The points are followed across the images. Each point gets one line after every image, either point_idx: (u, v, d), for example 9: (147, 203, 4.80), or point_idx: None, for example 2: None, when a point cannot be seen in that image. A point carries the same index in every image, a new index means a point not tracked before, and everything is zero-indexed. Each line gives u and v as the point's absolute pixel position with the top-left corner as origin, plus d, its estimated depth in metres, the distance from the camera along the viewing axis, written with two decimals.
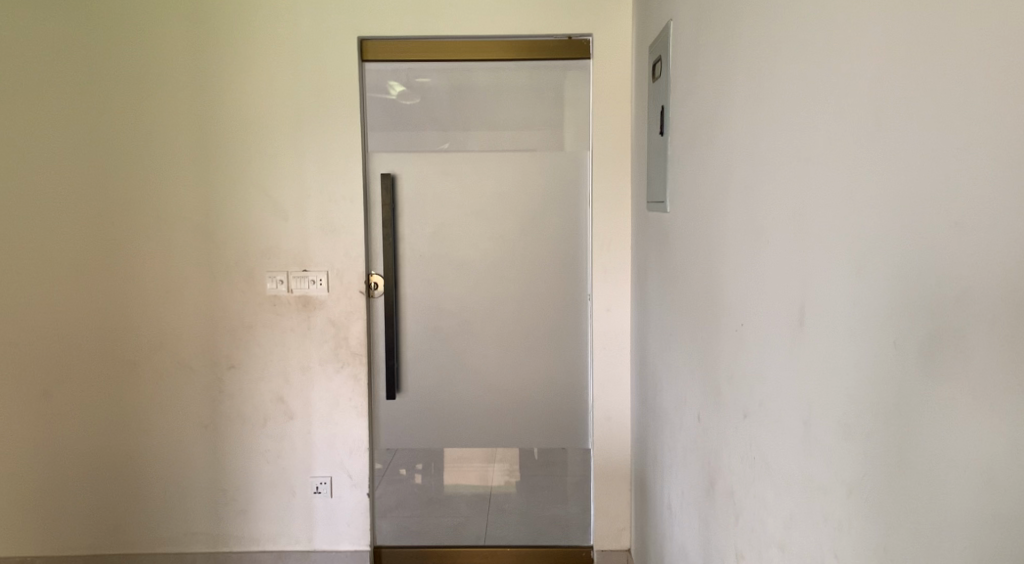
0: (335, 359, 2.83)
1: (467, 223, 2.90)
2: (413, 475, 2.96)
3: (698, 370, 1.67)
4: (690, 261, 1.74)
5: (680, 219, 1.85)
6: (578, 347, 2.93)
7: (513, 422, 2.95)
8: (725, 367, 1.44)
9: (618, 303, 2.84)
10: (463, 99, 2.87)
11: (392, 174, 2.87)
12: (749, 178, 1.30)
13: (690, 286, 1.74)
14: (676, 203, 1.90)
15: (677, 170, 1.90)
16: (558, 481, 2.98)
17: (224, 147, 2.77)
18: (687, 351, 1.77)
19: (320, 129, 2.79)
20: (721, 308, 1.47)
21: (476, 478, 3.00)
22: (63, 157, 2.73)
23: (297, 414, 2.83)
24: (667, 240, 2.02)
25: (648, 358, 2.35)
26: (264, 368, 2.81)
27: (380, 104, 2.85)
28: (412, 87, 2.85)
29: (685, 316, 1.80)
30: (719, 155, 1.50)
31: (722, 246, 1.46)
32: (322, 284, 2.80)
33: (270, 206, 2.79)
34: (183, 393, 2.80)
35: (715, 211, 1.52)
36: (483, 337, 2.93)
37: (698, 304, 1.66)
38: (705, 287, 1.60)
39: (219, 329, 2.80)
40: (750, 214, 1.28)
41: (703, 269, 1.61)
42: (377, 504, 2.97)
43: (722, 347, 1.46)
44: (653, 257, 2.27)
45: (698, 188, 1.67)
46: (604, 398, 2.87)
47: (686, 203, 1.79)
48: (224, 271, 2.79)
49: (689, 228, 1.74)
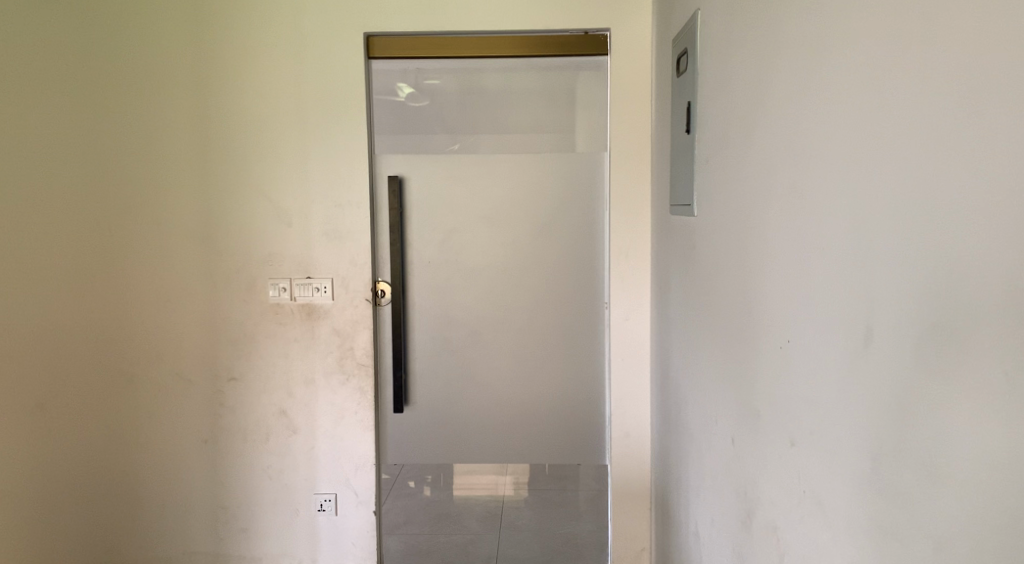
0: (340, 369, 2.70)
1: (478, 228, 2.77)
2: (423, 487, 2.86)
3: (731, 390, 1.52)
4: (721, 269, 1.60)
5: (709, 224, 1.71)
6: (594, 358, 2.79)
7: (527, 437, 2.82)
8: (764, 389, 1.30)
9: (637, 312, 2.70)
10: (475, 100, 2.74)
11: (400, 177, 2.75)
12: (796, 177, 1.15)
13: (721, 296, 1.60)
14: (704, 206, 1.76)
15: (705, 171, 1.76)
16: (573, 498, 2.85)
17: (225, 150, 2.67)
18: (718, 367, 1.62)
19: (325, 131, 2.67)
20: (761, 322, 1.32)
21: (486, 484, 2.90)
22: (59, 152, 2.56)
23: (301, 428, 2.70)
24: (694, 245, 1.88)
25: (671, 371, 2.21)
26: (265, 380, 2.69)
27: (387, 104, 2.73)
28: (420, 87, 2.73)
29: (715, 329, 1.65)
30: (757, 153, 1.36)
31: (761, 253, 1.32)
32: (326, 292, 2.68)
33: (273, 210, 2.67)
34: (182, 406, 2.69)
35: (752, 215, 1.38)
36: (494, 347, 2.79)
37: (731, 317, 1.52)
38: (739, 298, 1.46)
39: (220, 339, 2.68)
40: (796, 217, 1.14)
41: (737, 278, 1.47)
42: (384, 520, 2.84)
43: (761, 366, 1.32)
44: (676, 264, 2.13)
45: (731, 190, 1.53)
46: (622, 413, 2.72)
47: (716, 207, 1.65)
48: (225, 278, 2.68)
49: (720, 233, 1.60)
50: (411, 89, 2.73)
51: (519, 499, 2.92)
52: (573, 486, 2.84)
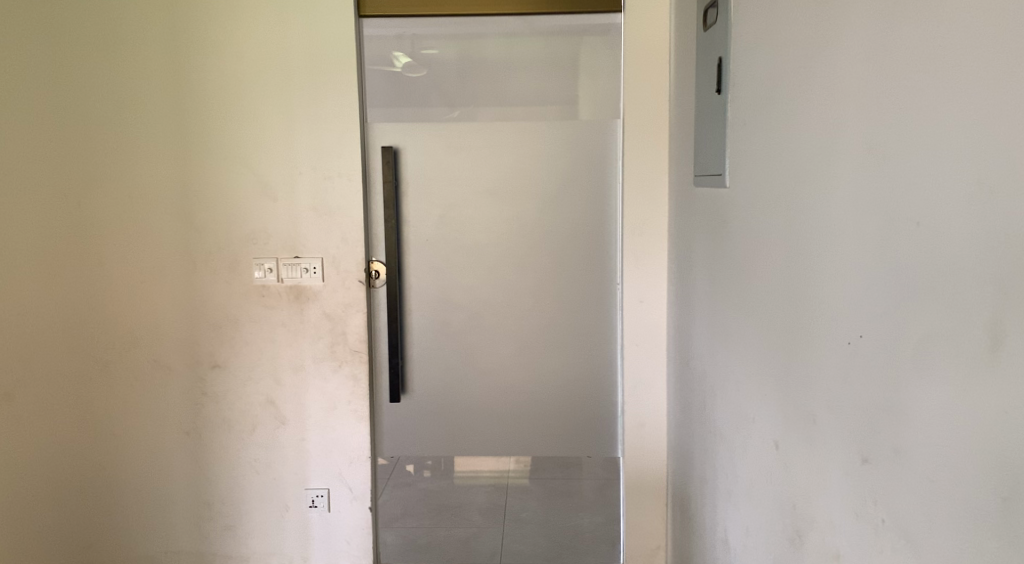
0: (332, 356, 2.50)
1: (480, 203, 2.56)
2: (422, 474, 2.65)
3: (775, 386, 1.32)
4: (763, 248, 1.39)
5: (746, 196, 1.49)
6: (605, 343, 2.59)
7: (533, 428, 2.63)
8: (828, 389, 1.09)
9: (652, 294, 2.49)
10: (475, 65, 2.50)
11: (395, 148, 2.53)
12: (874, 135, 0.94)
13: (762, 278, 1.39)
14: (739, 176, 1.55)
15: (740, 135, 1.53)
16: (583, 489, 2.66)
17: (203, 117, 2.43)
18: (757, 361, 1.42)
19: (312, 96, 2.43)
20: (818, 313, 1.12)
21: (489, 469, 2.67)
22: (35, 119, 2.39)
23: (289, 419, 2.51)
24: (725, 221, 1.66)
25: (692, 359, 2.02)
26: (250, 367, 2.49)
27: (384, 72, 2.50)
28: (421, 55, 2.50)
29: (754, 316, 1.44)
30: (815, 110, 1.14)
31: (822, 229, 1.10)
32: (316, 272, 2.47)
33: (257, 183, 2.45)
34: (160, 395, 2.49)
35: (808, 183, 1.16)
36: (498, 331, 2.59)
37: (776, 301, 1.31)
38: (788, 281, 1.25)
39: (201, 324, 2.48)
40: (873, 185, 0.93)
41: (786, 258, 1.26)
42: (380, 512, 2.66)
43: (821, 364, 1.11)
44: (699, 243, 1.93)
45: (778, 156, 1.31)
46: (635, 402, 2.53)
47: (757, 177, 1.43)
48: (205, 257, 2.46)
49: (761, 206, 1.39)
50: (409, 58, 2.49)
51: (524, 487, 2.69)
52: (576, 474, 2.65)
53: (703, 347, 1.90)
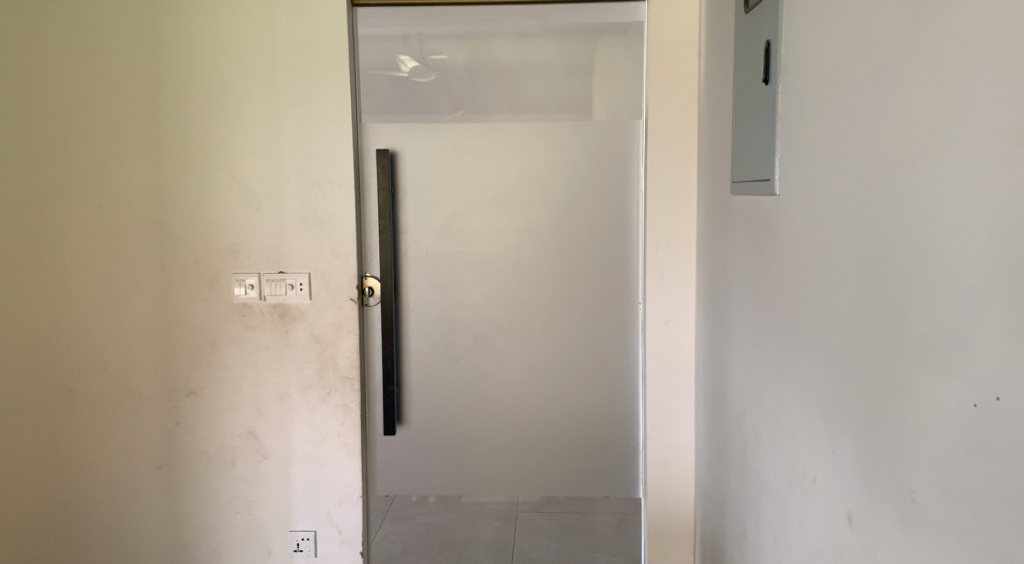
0: (320, 382, 2.25)
1: (485, 212, 2.30)
2: (423, 508, 2.41)
3: (843, 444, 1.04)
4: (827, 271, 1.11)
5: (803, 203, 1.22)
6: (625, 369, 2.31)
7: (544, 463, 2.36)
8: (924, 461, 0.81)
9: (678, 315, 2.21)
10: (485, 66, 2.25)
11: (391, 152, 2.28)
12: (1001, 119, 0.66)
13: (827, 306, 1.11)
14: (792, 181, 1.28)
15: (795, 132, 1.26)
16: (596, 525, 2.43)
17: (180, 118, 2.21)
18: (817, 411, 1.15)
19: (300, 94, 2.20)
20: (915, 355, 0.84)
21: (496, 499, 2.39)
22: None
23: (273, 452, 2.25)
24: (773, 234, 1.39)
25: (729, 394, 1.75)
26: (230, 395, 2.24)
27: (388, 75, 2.27)
28: (429, 58, 2.26)
29: (814, 352, 1.17)
30: (901, 94, 0.88)
31: (917, 248, 0.83)
32: (303, 290, 2.22)
33: (238, 191, 2.22)
34: (129, 425, 2.24)
35: (895, 188, 0.89)
36: (506, 354, 2.33)
37: (847, 337, 1.04)
38: (866, 313, 0.97)
39: (176, 345, 2.23)
40: (1001, 192, 0.66)
41: (862, 284, 0.98)
42: (378, 551, 2.40)
43: (917, 426, 0.83)
44: (739, 261, 1.66)
45: (847, 152, 1.04)
46: (660, 437, 2.24)
47: (817, 182, 1.16)
48: (181, 273, 2.23)
49: (826, 217, 1.12)
50: (416, 61, 2.26)
51: (535, 523, 2.45)
52: (588, 509, 2.41)
53: (743, 382, 1.62)
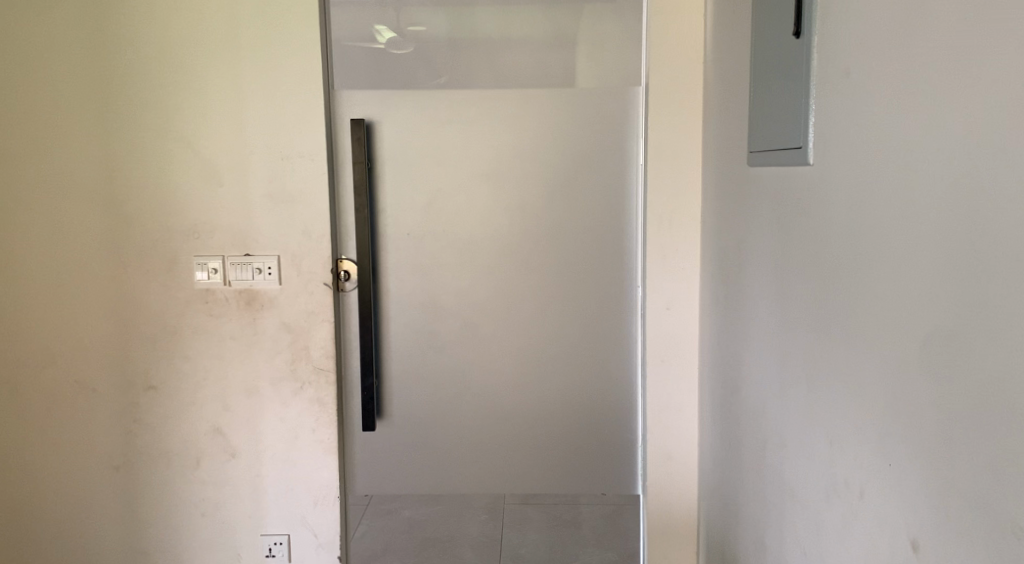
0: (292, 374, 2.06)
1: (471, 189, 2.11)
2: (405, 502, 2.20)
3: (901, 458, 0.88)
4: (880, 255, 0.94)
5: (846, 174, 1.05)
6: (624, 359, 2.15)
7: (537, 458, 2.20)
8: (1013, 495, 0.64)
9: (681, 300, 2.05)
10: (468, 35, 2.05)
11: (367, 122, 2.07)
12: None
13: (880, 294, 0.94)
14: (831, 149, 1.11)
15: (837, 91, 1.09)
16: (584, 516, 2.23)
17: (130, 82, 1.97)
18: (867, 414, 0.99)
19: (265, 56, 1.98)
20: (997, 359, 0.66)
21: (483, 491, 2.21)
22: None
23: (241, 450, 2.06)
24: (807, 209, 1.23)
25: (746, 387, 1.60)
26: (192, 389, 2.04)
27: (364, 47, 2.05)
28: (407, 29, 2.05)
29: (865, 348, 1.00)
30: (980, 36, 0.70)
31: (1002, 225, 0.65)
32: (271, 274, 2.02)
33: (199, 164, 2.00)
34: (81, 424, 2.03)
35: (973, 151, 0.71)
36: (494, 343, 2.16)
37: (904, 333, 0.87)
38: (932, 307, 0.80)
39: (132, 335, 2.02)
40: None
41: (928, 270, 0.80)
42: (356, 548, 2.20)
43: (998, 449, 0.66)
44: (759, 240, 1.50)
45: (906, 114, 0.87)
46: (661, 430, 2.10)
47: (863, 150, 1.00)
48: (135, 255, 2.01)
49: (873, 189, 0.96)
50: (393, 32, 2.04)
51: (523, 516, 2.23)
52: (571, 500, 2.22)
53: (766, 375, 1.47)
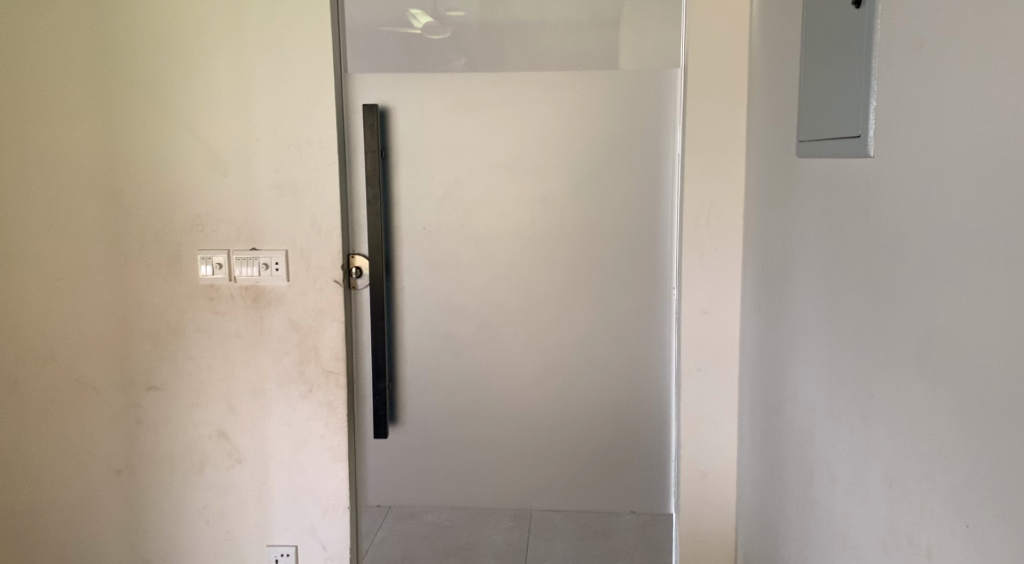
0: (300, 376, 1.94)
1: (491, 181, 1.95)
2: (427, 505, 2.06)
3: (981, 523, 0.69)
4: (953, 264, 0.75)
5: (915, 167, 0.85)
6: (655, 366, 1.98)
7: (560, 469, 2.04)
8: None
9: (720, 304, 1.86)
10: (499, 16, 1.89)
11: (383, 108, 1.93)
12: None
13: (952, 314, 0.75)
14: (896, 136, 0.91)
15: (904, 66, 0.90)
16: (618, 527, 2.05)
17: (131, 66, 1.87)
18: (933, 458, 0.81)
19: (272, 37, 1.85)
20: None
21: (508, 498, 2.06)
22: None
23: (246, 454, 1.96)
24: (863, 207, 1.04)
25: (790, 406, 1.42)
26: (196, 390, 1.95)
27: (396, 31, 1.91)
28: (446, 13, 1.89)
29: (933, 378, 0.81)
30: None
31: None
32: (278, 269, 1.90)
33: (202, 154, 1.89)
34: (83, 424, 1.96)
35: None
36: (514, 347, 2.00)
37: (983, 367, 0.68)
38: (1014, 336, 0.62)
39: (133, 334, 1.93)
40: None
41: (1012, 289, 0.62)
42: (374, 555, 2.06)
43: None
44: (808, 242, 1.30)
45: (987, 88, 0.68)
46: (695, 446, 1.92)
47: (932, 135, 0.81)
48: (137, 249, 1.92)
49: (946, 183, 0.77)
50: (431, 16, 1.90)
51: (551, 524, 2.06)
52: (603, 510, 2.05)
53: (813, 396, 1.28)
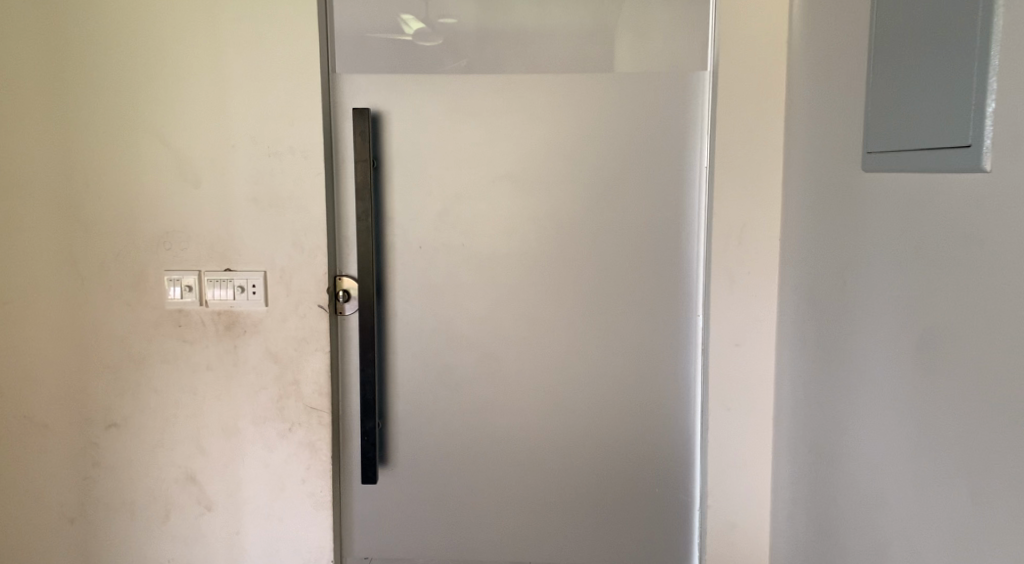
0: (279, 414, 1.72)
1: (495, 196, 1.75)
2: (422, 556, 1.84)
3: None
4: None
5: None
6: (677, 404, 1.77)
7: (570, 517, 1.82)
8: None
9: (753, 335, 1.65)
10: (501, 19, 1.70)
11: (375, 113, 1.73)
12: None
13: None
14: None
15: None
16: None
17: (91, 63, 1.67)
18: None
19: (251, 34, 1.65)
20: None
21: (511, 549, 1.84)
22: None
23: (217, 501, 1.74)
24: (960, 235, 0.84)
25: (851, 462, 1.20)
26: (161, 428, 1.73)
27: (387, 38, 1.71)
28: (438, 19, 1.70)
29: None
30: None
31: None
32: (255, 293, 1.69)
33: (171, 163, 1.68)
34: (33, 467, 1.73)
35: None
36: (520, 381, 1.79)
37: None
38: None
39: (91, 365, 1.71)
40: None
41: None
42: None
43: None
44: (876, 271, 1.10)
45: None
46: (723, 495, 1.70)
47: None
48: (96, 269, 1.70)
49: None
50: (423, 21, 1.70)
51: None
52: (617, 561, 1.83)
53: (883, 458, 1.07)
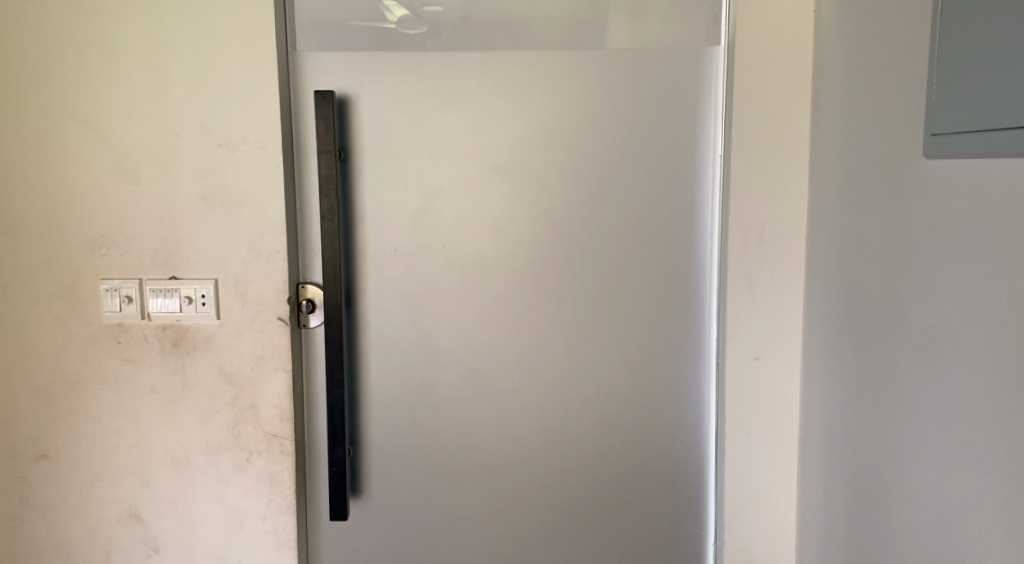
0: (235, 442, 1.51)
1: (481, 191, 1.53)
2: None
3: None
4: None
5: None
6: (689, 426, 1.56)
7: (568, 553, 1.61)
8: None
9: (777, 350, 1.44)
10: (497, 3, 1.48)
11: (343, 97, 1.51)
12: None
13: None
14: None
15: None
16: None
17: (12, 41, 1.44)
18: None
19: (198, 6, 1.42)
20: None
21: None
22: None
23: (166, 542, 1.52)
24: None
25: (914, 510, 1.00)
26: (100, 459, 1.51)
27: (367, 26, 1.49)
28: (423, 7, 1.49)
29: None
30: None
31: None
32: (205, 305, 1.47)
33: (106, 156, 1.46)
34: None
35: None
36: (511, 402, 1.58)
37: None
38: None
39: (19, 388, 1.50)
40: None
41: None
42: None
43: None
44: (958, 284, 0.89)
45: None
46: (743, 531, 1.50)
47: None
48: (23, 278, 1.48)
49: None
50: (406, 7, 1.48)
51: None
52: None
53: (969, 514, 0.86)
